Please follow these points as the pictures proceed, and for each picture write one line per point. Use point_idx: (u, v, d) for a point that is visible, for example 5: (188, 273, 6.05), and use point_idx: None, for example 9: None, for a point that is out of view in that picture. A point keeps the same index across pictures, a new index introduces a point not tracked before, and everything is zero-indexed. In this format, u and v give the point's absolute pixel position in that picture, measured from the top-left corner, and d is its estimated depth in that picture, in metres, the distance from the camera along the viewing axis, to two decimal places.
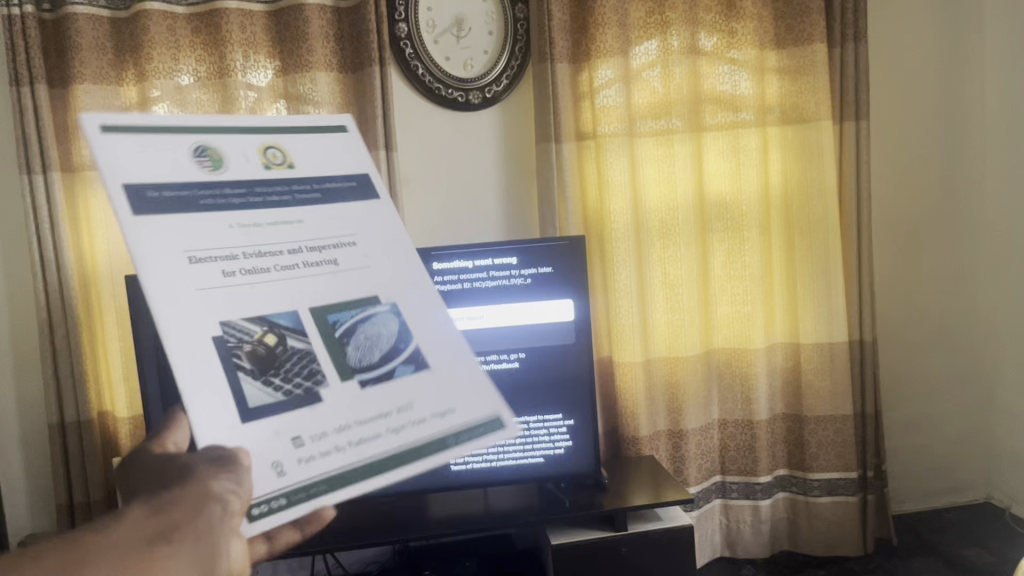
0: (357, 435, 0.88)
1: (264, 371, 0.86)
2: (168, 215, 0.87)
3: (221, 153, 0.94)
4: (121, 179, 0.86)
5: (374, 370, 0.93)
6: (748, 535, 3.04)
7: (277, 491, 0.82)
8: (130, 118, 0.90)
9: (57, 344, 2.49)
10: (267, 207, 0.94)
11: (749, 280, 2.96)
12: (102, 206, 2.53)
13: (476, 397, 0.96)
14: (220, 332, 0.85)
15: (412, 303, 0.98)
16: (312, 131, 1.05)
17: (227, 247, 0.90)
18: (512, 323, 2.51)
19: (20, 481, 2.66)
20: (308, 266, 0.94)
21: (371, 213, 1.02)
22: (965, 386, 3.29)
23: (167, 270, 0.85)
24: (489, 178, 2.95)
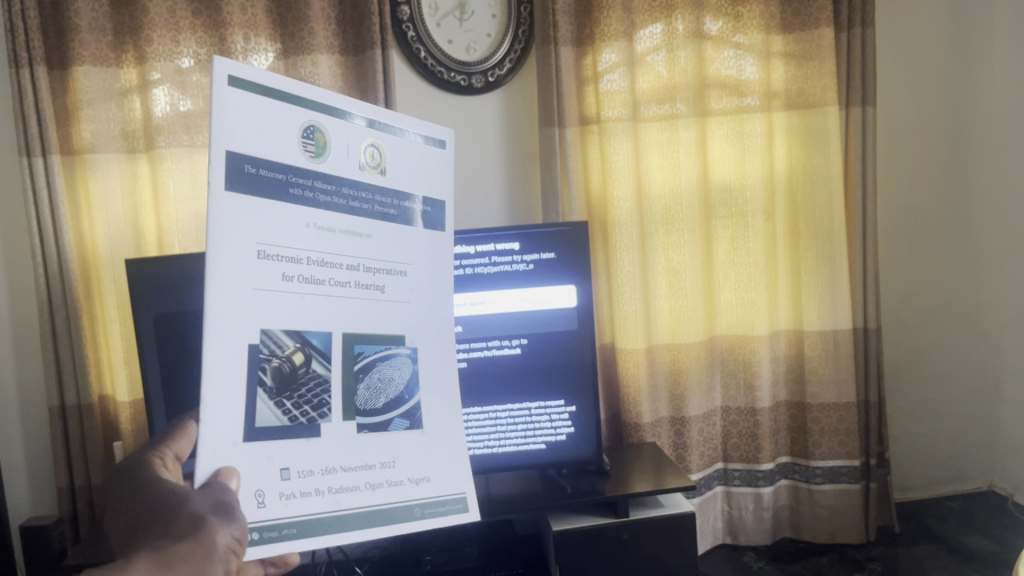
0: (339, 482, 1.00)
1: (280, 392, 0.96)
2: (260, 194, 0.94)
3: (326, 139, 1.00)
4: (227, 145, 0.91)
5: (375, 412, 1.05)
6: (749, 523, 3.04)
7: (254, 524, 0.93)
8: (255, 74, 0.94)
9: (57, 329, 2.49)
10: (345, 214, 1.03)
11: (753, 267, 2.94)
12: (102, 190, 2.52)
13: (446, 474, 1.11)
14: (258, 339, 0.94)
15: (424, 352, 1.12)
16: (414, 139, 1.13)
17: (296, 250, 0.98)
18: (514, 309, 2.50)
19: (21, 466, 2.66)
20: (358, 287, 1.04)
21: (428, 248, 1.14)
22: (968, 374, 3.28)
23: (238, 258, 0.93)
24: (493, 164, 2.92)
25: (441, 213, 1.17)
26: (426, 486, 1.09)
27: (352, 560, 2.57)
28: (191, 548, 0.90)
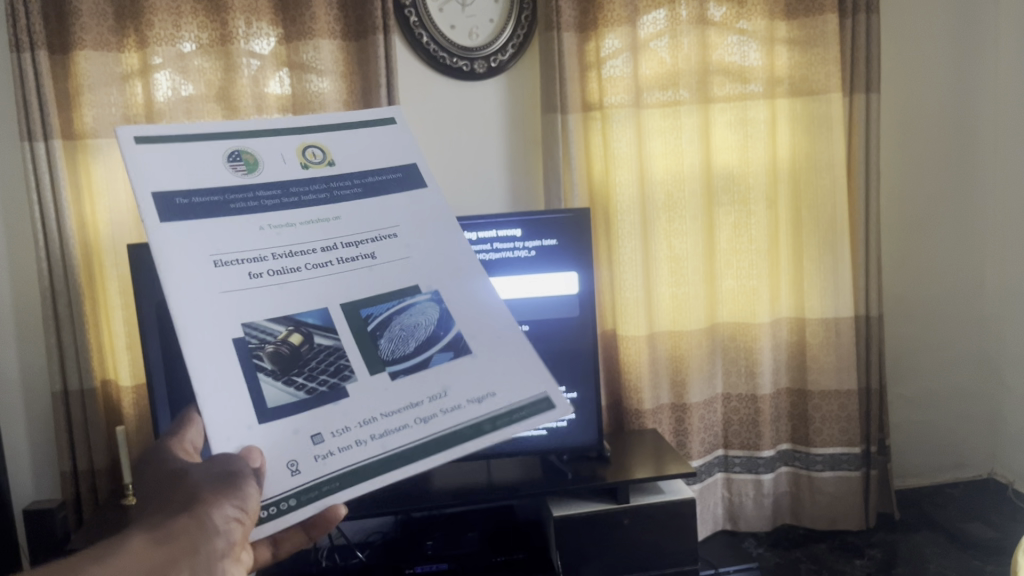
0: (382, 428, 0.78)
1: (286, 371, 0.78)
2: (200, 220, 0.80)
3: (255, 155, 0.86)
4: (149, 187, 0.79)
5: (408, 362, 0.82)
6: (750, 510, 3.05)
7: (287, 491, 0.75)
8: (161, 127, 0.83)
9: (60, 313, 2.49)
10: (302, 207, 0.85)
11: (756, 253, 2.94)
12: (103, 174, 2.51)
13: (523, 375, 0.84)
14: (241, 333, 0.77)
15: (453, 292, 0.87)
16: (355, 125, 0.94)
17: (255, 248, 0.81)
18: (516, 296, 2.49)
19: (24, 448, 2.67)
20: (341, 264, 0.84)
21: (419, 205, 0.91)
22: (971, 360, 3.28)
23: (192, 275, 0.77)
24: (494, 150, 2.92)
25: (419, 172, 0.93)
26: (496, 400, 0.82)
27: (353, 543, 2.58)
28: (190, 524, 0.83)
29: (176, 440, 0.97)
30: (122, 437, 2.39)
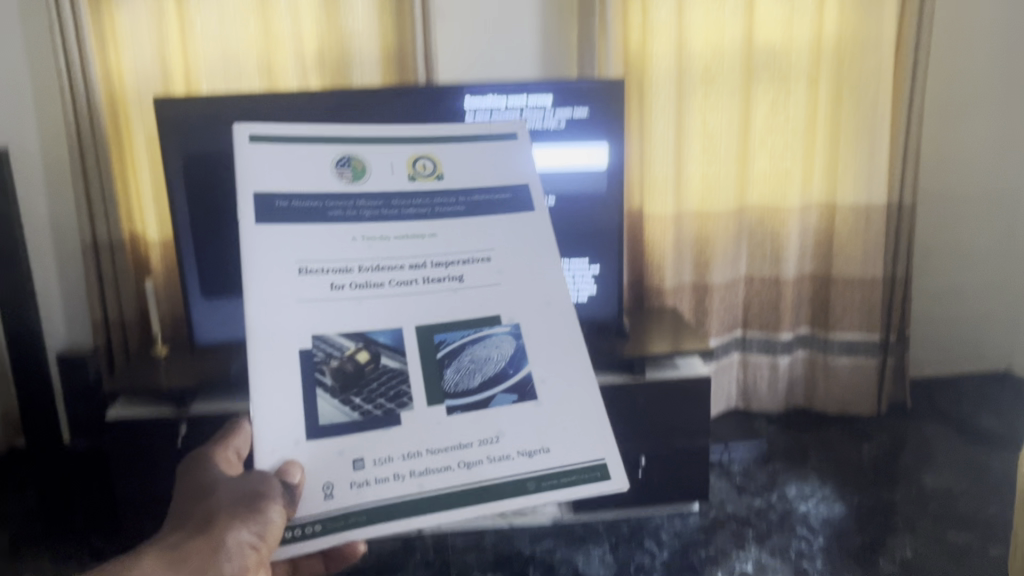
0: (424, 465, 0.91)
1: (344, 390, 0.91)
2: (295, 223, 0.96)
3: (365, 163, 1.02)
4: (254, 187, 0.95)
5: (468, 395, 0.95)
6: (763, 391, 3.10)
7: (316, 517, 0.88)
8: (277, 128, 0.99)
9: (87, 164, 2.49)
10: (398, 221, 1.01)
11: (791, 135, 2.87)
12: (129, 22, 2.46)
13: (579, 442, 0.96)
14: (310, 345, 0.91)
15: (536, 324, 1.01)
16: (474, 139, 1.09)
17: (343, 260, 0.97)
18: (543, 167, 2.44)
19: (57, 296, 2.73)
20: (426, 282, 0.99)
21: (523, 229, 1.05)
22: (1000, 256, 3.23)
23: (277, 277, 0.93)
24: (528, 11, 2.81)
25: (528, 194, 1.07)
26: (548, 458, 0.94)
27: None
28: (203, 545, 0.96)
29: (220, 447, 1.08)
30: (151, 288, 2.44)
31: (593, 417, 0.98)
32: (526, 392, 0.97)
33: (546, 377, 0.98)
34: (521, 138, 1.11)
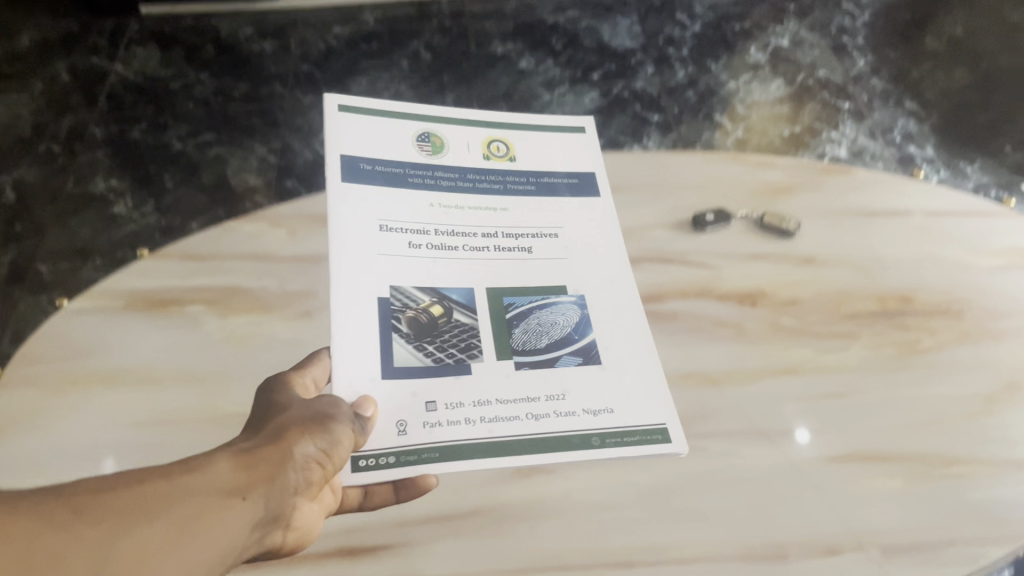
0: (495, 414, 0.74)
1: (418, 338, 0.78)
2: (384, 186, 0.88)
3: (444, 140, 0.93)
4: (340, 151, 0.88)
5: (535, 354, 0.79)
6: None
7: (389, 448, 0.71)
8: (372, 101, 0.93)
9: None
10: (472, 192, 0.90)
11: None
12: None
13: (648, 402, 0.77)
14: (387, 294, 0.79)
15: (603, 297, 0.86)
16: (545, 128, 0.99)
17: (419, 221, 0.86)
18: None
19: None
20: (498, 251, 0.87)
21: (587, 216, 0.93)
22: None
23: (355, 206, 0.85)
24: None
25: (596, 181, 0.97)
26: (611, 418, 0.75)
27: None
28: (271, 453, 0.62)
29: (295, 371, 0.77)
30: None
31: (656, 374, 0.80)
32: (595, 358, 0.80)
33: (614, 345, 0.81)
34: (587, 132, 1.01)
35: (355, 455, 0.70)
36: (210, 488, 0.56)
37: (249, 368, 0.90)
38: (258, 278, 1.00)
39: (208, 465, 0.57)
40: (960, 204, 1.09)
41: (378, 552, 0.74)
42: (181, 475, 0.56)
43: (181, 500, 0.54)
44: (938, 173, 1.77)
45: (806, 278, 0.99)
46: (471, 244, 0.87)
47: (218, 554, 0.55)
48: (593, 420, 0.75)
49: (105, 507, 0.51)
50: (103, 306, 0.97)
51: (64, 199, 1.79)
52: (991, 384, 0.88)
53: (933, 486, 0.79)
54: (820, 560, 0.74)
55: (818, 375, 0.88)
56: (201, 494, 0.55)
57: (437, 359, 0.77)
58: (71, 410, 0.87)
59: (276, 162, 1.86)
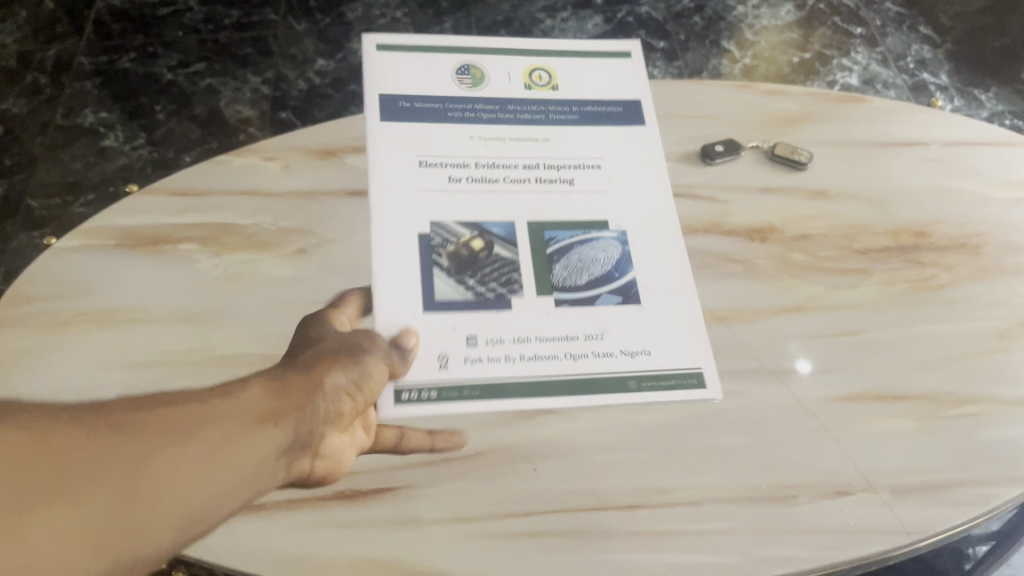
0: (535, 350, 0.72)
1: (460, 272, 0.76)
2: (422, 119, 0.84)
3: (484, 71, 0.88)
4: (380, 88, 0.86)
5: (576, 291, 0.76)
6: None
7: (430, 381, 0.70)
8: (410, 38, 0.89)
9: None
10: (513, 123, 0.86)
11: None
12: None
13: (687, 338, 0.75)
14: (427, 228, 0.77)
15: (646, 234, 0.81)
16: (588, 54, 0.92)
17: (459, 154, 0.83)
18: None
19: None
20: (539, 183, 0.83)
21: (630, 145, 0.87)
22: None
23: (394, 141, 0.82)
24: None
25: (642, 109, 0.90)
26: (647, 360, 0.73)
27: None
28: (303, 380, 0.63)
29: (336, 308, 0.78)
30: None
31: (696, 315, 0.77)
32: (634, 296, 0.77)
33: (654, 283, 0.78)
34: (634, 57, 0.93)
35: (398, 387, 0.69)
36: (235, 414, 0.58)
37: (241, 307, 0.88)
38: (250, 214, 0.97)
39: (233, 394, 0.59)
40: (978, 134, 1.05)
41: (378, 495, 0.73)
42: (208, 403, 0.58)
43: (209, 422, 0.57)
44: (951, 102, 1.73)
45: (818, 211, 0.96)
46: (509, 177, 0.83)
47: (244, 474, 0.56)
48: (631, 362, 0.73)
49: (141, 422, 0.55)
50: (90, 243, 0.95)
51: (53, 131, 1.75)
52: (1006, 321, 0.85)
53: (944, 425, 0.77)
54: (829, 501, 0.72)
55: (827, 312, 0.86)
56: (226, 418, 0.57)
57: (478, 294, 0.75)
58: (59, 350, 0.85)
59: (270, 93, 1.80)
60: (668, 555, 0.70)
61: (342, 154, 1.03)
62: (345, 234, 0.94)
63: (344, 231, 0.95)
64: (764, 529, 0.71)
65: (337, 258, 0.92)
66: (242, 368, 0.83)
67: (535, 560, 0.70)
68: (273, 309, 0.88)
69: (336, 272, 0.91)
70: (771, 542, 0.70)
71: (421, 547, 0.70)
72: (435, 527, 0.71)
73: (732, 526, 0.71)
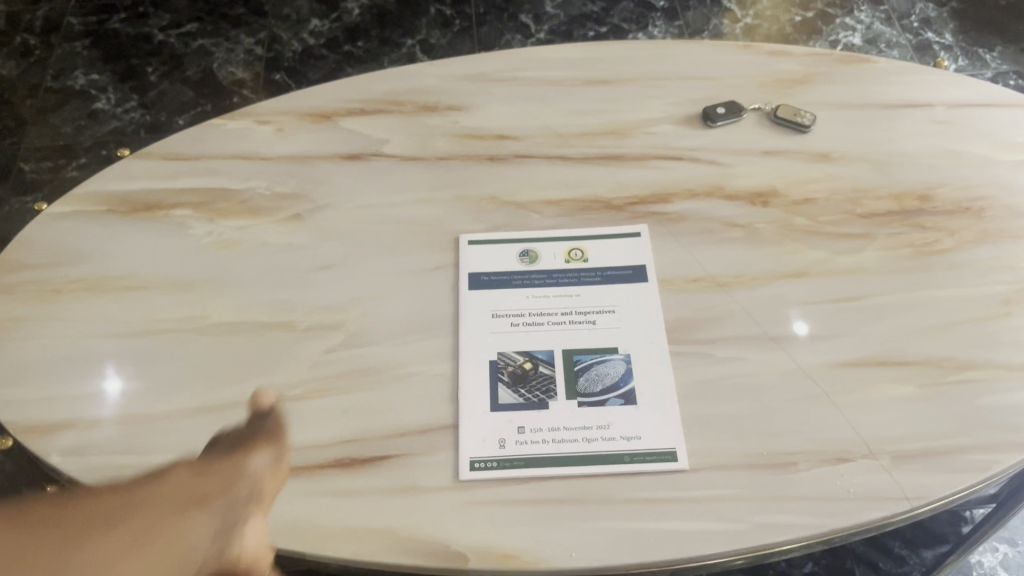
0: (561, 436, 0.74)
1: (516, 388, 0.77)
2: (491, 265, 0.86)
3: (542, 255, 0.87)
4: (462, 233, 0.90)
5: (591, 399, 0.76)
6: None
7: (490, 456, 0.73)
8: (501, 232, 0.89)
9: None
10: (563, 279, 0.85)
11: None
12: None
13: (669, 424, 0.75)
14: (495, 356, 0.79)
15: (647, 361, 0.79)
16: (604, 230, 0.89)
17: (514, 304, 0.83)
18: None
19: None
20: (564, 328, 0.81)
21: (637, 300, 0.83)
22: None
23: (454, 284, 0.85)
24: None
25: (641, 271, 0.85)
26: (634, 443, 0.73)
27: None
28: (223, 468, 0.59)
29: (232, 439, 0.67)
30: None
31: (671, 408, 0.76)
32: (636, 396, 0.76)
33: (656, 388, 0.77)
34: (641, 238, 0.88)
35: (468, 458, 0.73)
36: (164, 506, 0.50)
37: (236, 274, 0.87)
38: (244, 179, 0.95)
39: (167, 487, 0.53)
40: (984, 95, 1.03)
41: (376, 462, 0.73)
42: (133, 494, 0.51)
43: (131, 516, 0.48)
44: (956, 62, 1.69)
45: (821, 174, 0.94)
46: (545, 320, 0.82)
47: (172, 563, 0.47)
48: (627, 445, 0.73)
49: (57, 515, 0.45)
50: (82, 209, 0.93)
51: (44, 93, 1.72)
52: (1010, 285, 0.84)
53: (945, 391, 0.77)
54: (829, 467, 0.72)
55: (828, 277, 0.85)
56: (152, 511, 0.49)
57: (526, 398, 0.77)
58: (53, 317, 0.84)
59: (263, 54, 1.77)
60: (667, 522, 0.69)
61: (337, 116, 1.02)
62: (341, 199, 0.93)
63: (340, 195, 0.93)
64: (764, 496, 0.71)
65: (333, 223, 0.91)
66: (238, 335, 0.82)
67: (534, 528, 0.69)
68: (268, 275, 0.87)
69: (332, 237, 0.90)
70: (771, 508, 0.70)
71: (419, 514, 0.70)
72: (434, 495, 0.71)
73: (732, 492, 0.71)
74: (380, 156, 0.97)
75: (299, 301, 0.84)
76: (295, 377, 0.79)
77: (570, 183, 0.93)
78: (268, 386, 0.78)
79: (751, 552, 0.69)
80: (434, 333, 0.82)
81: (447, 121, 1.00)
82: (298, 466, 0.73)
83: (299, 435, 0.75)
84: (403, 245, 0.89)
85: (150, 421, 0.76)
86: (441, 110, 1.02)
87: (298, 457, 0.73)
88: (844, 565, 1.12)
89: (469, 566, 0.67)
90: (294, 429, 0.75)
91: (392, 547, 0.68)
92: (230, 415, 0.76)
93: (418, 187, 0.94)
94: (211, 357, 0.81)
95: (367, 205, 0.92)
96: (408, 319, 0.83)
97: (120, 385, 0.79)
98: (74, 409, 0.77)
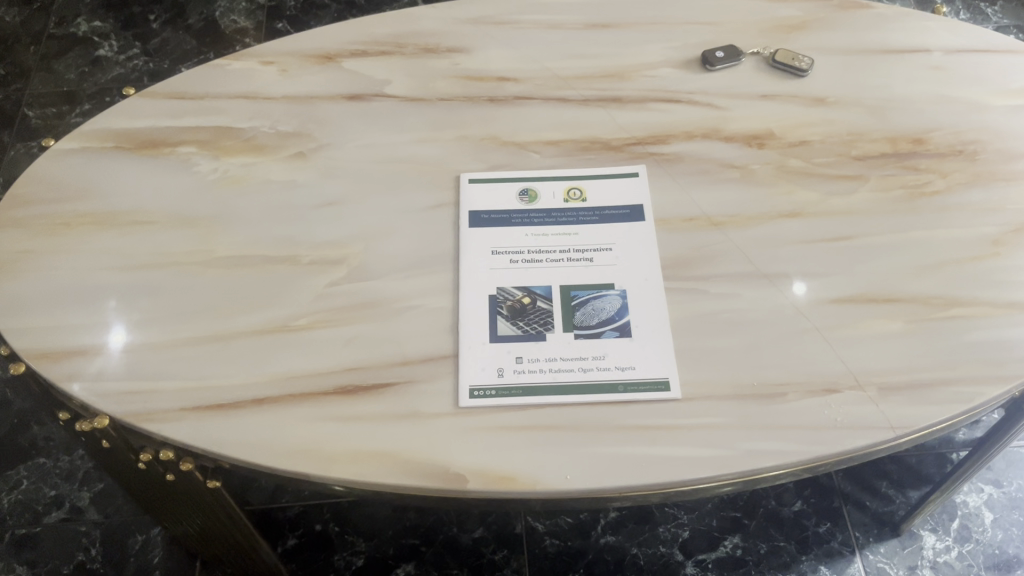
0: (557, 366, 0.76)
1: (516, 321, 0.79)
2: (490, 204, 0.88)
3: (540, 193, 0.89)
4: (466, 174, 0.91)
5: (586, 331, 0.79)
6: None
7: (488, 383, 0.75)
8: (500, 170, 0.91)
9: None
10: (559, 218, 0.87)
11: None
12: None
13: (663, 356, 0.77)
14: (495, 291, 0.81)
15: (642, 296, 0.81)
16: (602, 172, 0.90)
17: (512, 241, 0.85)
18: None
19: None
20: (560, 264, 0.83)
21: (634, 239, 0.85)
22: None
23: (456, 224, 0.87)
24: None
25: (638, 212, 0.87)
26: (626, 373, 0.76)
27: None
28: None
29: None
30: None
31: (665, 343, 0.78)
32: (630, 329, 0.79)
33: (651, 321, 0.79)
34: (639, 179, 0.90)
35: (470, 386, 0.75)
36: None
37: (241, 210, 0.89)
38: (249, 118, 0.97)
39: None
40: (981, 42, 1.04)
41: (379, 389, 0.75)
42: None
43: None
44: (957, 15, 1.69)
45: (817, 118, 0.95)
46: (543, 257, 0.84)
47: None
48: (621, 375, 0.76)
49: None
50: (88, 146, 0.95)
51: (47, 39, 1.72)
52: (1000, 227, 0.86)
53: (933, 327, 0.79)
54: (818, 398, 0.74)
55: (823, 218, 0.87)
56: None
57: (524, 329, 0.79)
58: (64, 251, 0.86)
59: (265, 3, 1.77)
60: (659, 448, 0.72)
61: (340, 58, 1.03)
62: (345, 138, 0.95)
63: (342, 135, 0.95)
64: (753, 424, 0.73)
65: (337, 162, 0.92)
66: (245, 269, 0.84)
67: (532, 452, 0.72)
68: (273, 211, 0.88)
69: (336, 175, 0.91)
70: (760, 437, 0.72)
71: (420, 439, 0.72)
72: (435, 420, 0.74)
73: (723, 421, 0.73)
74: (382, 97, 0.98)
75: (303, 237, 0.86)
76: (300, 309, 0.81)
77: (569, 124, 0.95)
78: (272, 317, 0.80)
79: (739, 477, 0.72)
80: (435, 268, 0.84)
81: (449, 63, 1.02)
82: (303, 392, 0.75)
83: (305, 363, 0.77)
84: (405, 183, 0.90)
85: (160, 350, 0.78)
86: (443, 51, 1.03)
87: (303, 384, 0.76)
88: (831, 504, 1.16)
89: (468, 487, 0.70)
90: (300, 358, 0.78)
91: (394, 470, 0.71)
92: (235, 344, 0.79)
93: (420, 127, 0.95)
94: (217, 289, 0.83)
95: (369, 145, 0.94)
96: (410, 254, 0.85)
97: (130, 316, 0.81)
98: (85, 338, 0.80)
